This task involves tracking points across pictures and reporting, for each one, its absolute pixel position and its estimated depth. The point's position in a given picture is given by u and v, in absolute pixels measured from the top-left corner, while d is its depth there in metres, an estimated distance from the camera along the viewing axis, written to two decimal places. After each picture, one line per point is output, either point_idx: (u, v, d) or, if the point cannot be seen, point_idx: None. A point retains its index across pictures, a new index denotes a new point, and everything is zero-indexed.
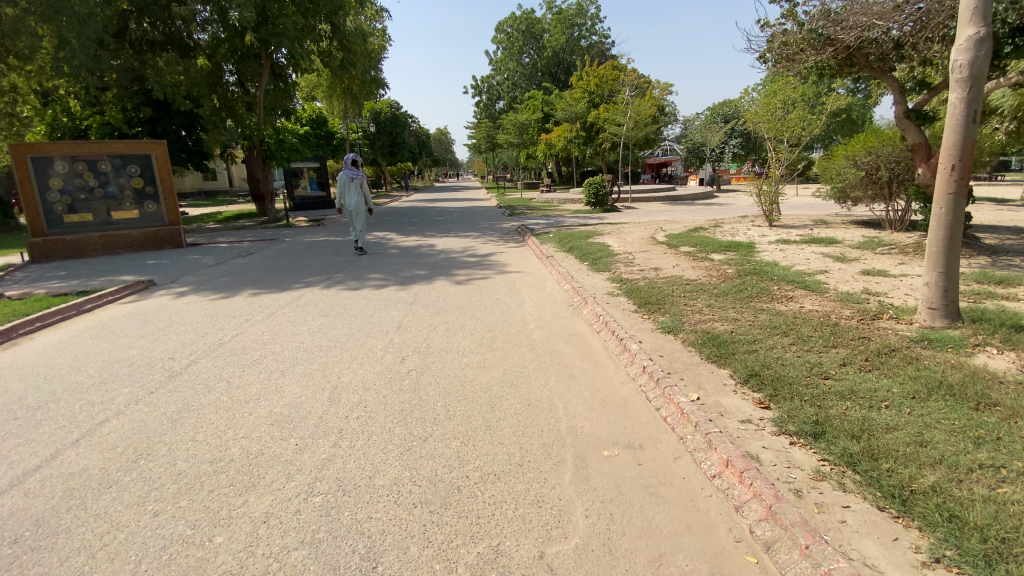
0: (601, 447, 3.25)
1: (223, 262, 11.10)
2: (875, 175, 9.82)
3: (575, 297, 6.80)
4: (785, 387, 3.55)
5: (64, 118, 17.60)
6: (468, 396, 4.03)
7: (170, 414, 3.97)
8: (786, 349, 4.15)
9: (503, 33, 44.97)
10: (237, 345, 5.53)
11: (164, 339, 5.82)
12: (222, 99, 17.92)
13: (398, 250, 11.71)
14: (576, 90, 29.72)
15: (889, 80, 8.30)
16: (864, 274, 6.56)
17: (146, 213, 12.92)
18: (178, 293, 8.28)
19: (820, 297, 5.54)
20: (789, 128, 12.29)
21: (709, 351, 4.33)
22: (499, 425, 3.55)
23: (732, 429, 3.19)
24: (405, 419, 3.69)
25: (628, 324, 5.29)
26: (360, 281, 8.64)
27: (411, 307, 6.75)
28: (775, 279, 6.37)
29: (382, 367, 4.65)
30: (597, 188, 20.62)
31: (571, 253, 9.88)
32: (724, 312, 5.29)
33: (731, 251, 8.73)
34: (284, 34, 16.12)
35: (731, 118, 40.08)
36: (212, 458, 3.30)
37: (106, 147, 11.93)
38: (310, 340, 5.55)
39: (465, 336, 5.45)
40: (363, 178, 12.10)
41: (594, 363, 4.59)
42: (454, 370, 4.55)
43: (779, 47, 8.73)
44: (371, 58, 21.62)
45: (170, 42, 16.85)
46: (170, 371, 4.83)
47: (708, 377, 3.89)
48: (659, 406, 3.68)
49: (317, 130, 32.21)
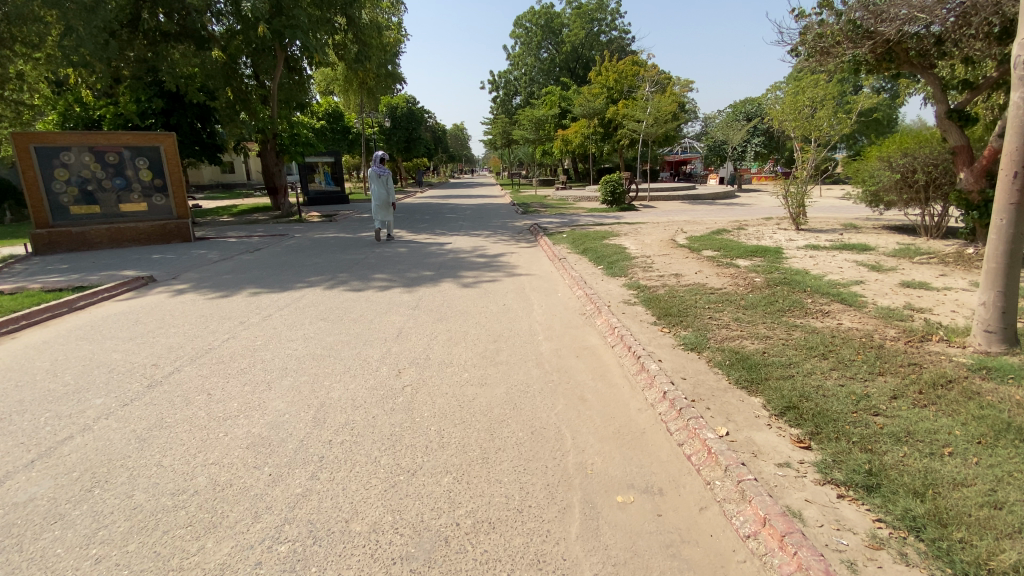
0: (615, 492, 2.82)
1: (228, 258, 10.85)
2: (910, 178, 9.16)
3: (589, 305, 6.35)
4: (830, 425, 3.06)
5: (78, 109, 17.55)
6: (466, 420, 3.62)
7: (139, 432, 3.65)
8: (826, 376, 3.66)
9: (522, 28, 44.48)
10: (225, 351, 5.20)
11: (151, 343, 5.54)
12: (237, 92, 17.75)
13: (406, 249, 11.34)
14: (594, 86, 29.07)
15: (929, 77, 7.58)
16: (904, 286, 6.00)
17: (154, 205, 12.82)
18: (176, 290, 8.04)
19: (859, 313, 5.01)
20: (817, 126, 11.71)
21: (737, 377, 3.85)
22: (498, 459, 3.14)
23: (769, 478, 2.72)
24: (393, 447, 3.29)
25: (646, 339, 4.83)
26: (363, 282, 8.27)
27: (413, 312, 6.37)
28: (808, 290, 5.85)
29: (375, 382, 4.25)
30: (614, 185, 20.07)
31: (585, 255, 9.40)
32: (755, 328, 4.79)
33: (757, 257, 8.18)
34: (298, 26, 15.81)
35: (754, 116, 39.08)
36: (174, 490, 2.97)
37: (116, 139, 11.83)
38: (303, 347, 5.19)
39: (467, 347, 5.05)
40: (388, 177, 12.01)
41: (609, 384, 4.15)
42: (452, 387, 4.15)
43: (813, 40, 7.88)
44: (386, 51, 21.33)
45: (185, 33, 16.40)
46: (149, 380, 4.52)
47: (738, 409, 3.43)
48: (682, 442, 3.23)
49: (333, 124, 32.22)
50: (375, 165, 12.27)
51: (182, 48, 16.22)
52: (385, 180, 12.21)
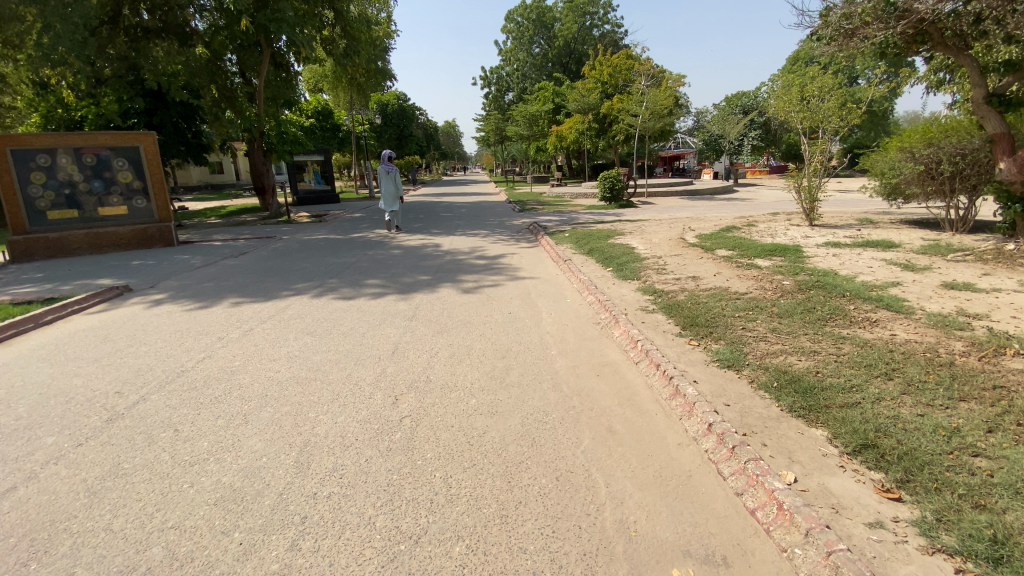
0: (668, 563, 2.28)
1: (212, 263, 10.19)
2: (935, 170, 8.69)
3: (602, 313, 5.80)
4: (925, 474, 2.56)
5: (60, 110, 16.69)
6: (477, 463, 3.05)
7: (89, 482, 3.01)
8: (899, 403, 3.16)
9: (513, 23, 43.72)
10: (199, 375, 4.57)
11: (119, 364, 4.89)
12: (221, 90, 16.93)
13: (400, 250, 10.74)
14: (589, 80, 28.57)
15: (966, 60, 7.35)
16: (948, 288, 5.51)
17: (134, 208, 12.02)
18: (153, 301, 7.39)
19: (910, 321, 4.51)
20: (827, 117, 11.18)
21: (790, 403, 3.32)
22: (520, 518, 2.58)
23: (864, 547, 2.20)
24: (391, 502, 2.72)
25: (674, 354, 4.29)
26: (355, 288, 7.67)
27: (410, 324, 5.79)
28: (846, 294, 5.33)
29: (369, 414, 3.67)
30: (612, 181, 19.47)
31: (592, 256, 8.82)
32: (797, 340, 4.25)
33: (777, 256, 7.69)
34: (283, 19, 14.92)
35: (750, 109, 38.49)
36: (122, 567, 2.37)
37: (94, 139, 11.17)
38: (286, 369, 4.58)
39: (472, 366, 4.47)
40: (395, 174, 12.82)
41: (638, 411, 3.59)
42: (457, 418, 3.57)
43: (839, 22, 7.57)
44: (377, 46, 20.73)
45: (166, 29, 15.47)
46: (110, 414, 3.88)
47: (801, 446, 2.91)
48: (741, 491, 2.68)
49: (322, 123, 31.51)
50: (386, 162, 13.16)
51: (164, 44, 15.32)
52: (393, 177, 13.05)
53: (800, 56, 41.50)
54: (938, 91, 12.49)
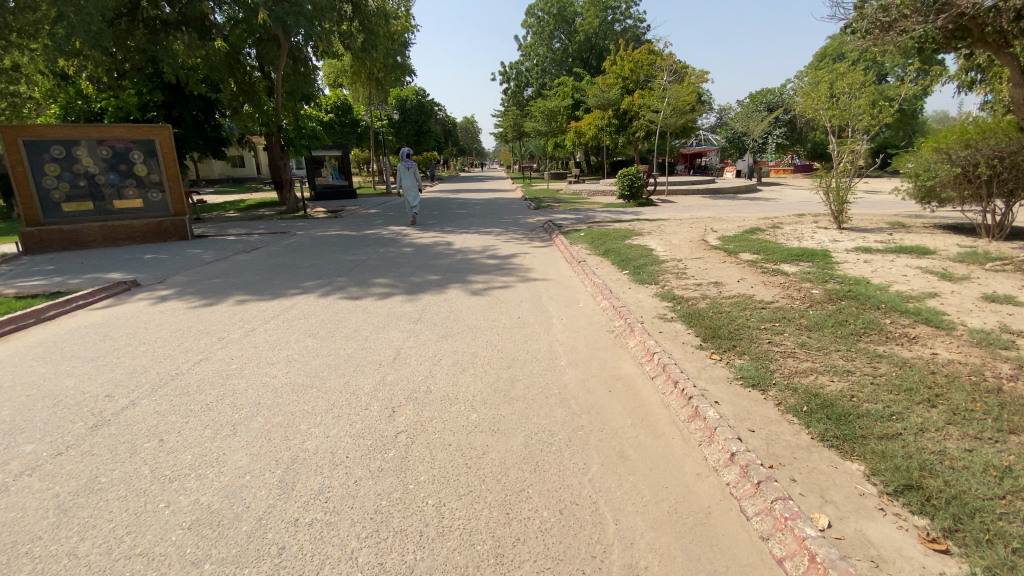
0: None
1: (222, 258, 10.11)
2: (972, 172, 8.13)
3: (617, 320, 5.49)
4: (975, 523, 2.23)
5: (79, 102, 16.84)
6: (474, 490, 2.79)
7: (61, 498, 2.86)
8: (946, 436, 2.80)
9: (534, 18, 43.33)
10: (193, 379, 4.39)
11: (114, 365, 4.76)
12: (240, 84, 16.95)
13: (411, 248, 10.55)
14: (609, 76, 28.10)
15: (1006, 58, 6.73)
16: (988, 300, 5.11)
17: (150, 201, 12.06)
18: (158, 297, 7.30)
19: (951, 338, 4.12)
20: (857, 116, 10.68)
21: (822, 431, 3.01)
22: (517, 558, 2.32)
23: None
24: (377, 534, 2.48)
25: (693, 370, 3.99)
26: (362, 288, 7.47)
27: (415, 327, 5.56)
28: (879, 306, 4.95)
29: (363, 428, 3.44)
30: (631, 180, 19.04)
31: (607, 257, 8.49)
32: (828, 358, 3.91)
33: (803, 262, 7.30)
34: (301, 13, 14.79)
35: (776, 106, 37.54)
36: None
37: (109, 132, 11.14)
38: (283, 375, 4.37)
39: (476, 376, 4.22)
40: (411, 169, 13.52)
41: (653, 434, 3.30)
42: (456, 436, 3.32)
43: (875, 14, 7.06)
44: (395, 41, 20.60)
45: (186, 21, 15.43)
46: (96, 420, 3.73)
47: (833, 483, 2.61)
48: (766, 535, 2.39)
49: (341, 117, 31.61)
50: (403, 158, 13.80)
51: (183, 37, 15.34)
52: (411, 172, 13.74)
53: (828, 52, 40.36)
54: (969, 91, 12.05)
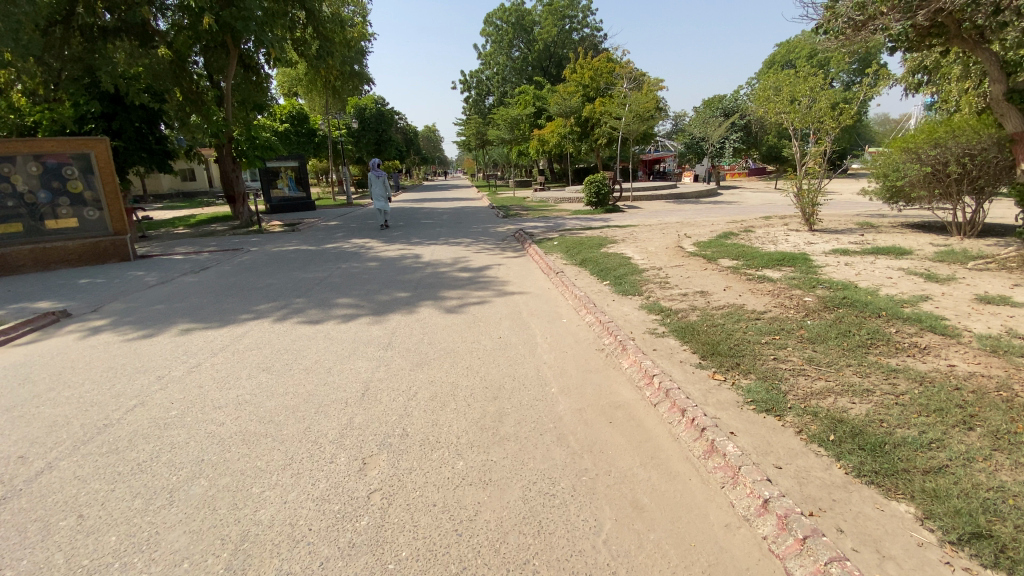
0: None
1: (167, 281, 9.25)
2: (942, 172, 8.26)
3: (606, 338, 5.08)
4: None
5: (10, 115, 15.47)
6: (468, 566, 2.30)
7: None
8: (999, 468, 2.51)
9: (492, 26, 43.21)
10: (126, 431, 3.72)
11: (31, 417, 4.03)
12: (187, 94, 15.74)
13: (377, 263, 9.94)
14: (570, 83, 28.14)
15: (985, 53, 6.86)
16: (982, 302, 5.00)
17: (86, 220, 10.93)
18: (91, 329, 6.47)
19: (963, 347, 3.90)
20: (819, 117, 10.69)
21: (857, 465, 2.67)
22: None
23: None
24: None
25: (699, 395, 3.60)
26: (323, 310, 6.84)
27: (385, 355, 5.01)
28: (879, 314, 4.71)
29: (333, 488, 2.91)
30: (598, 186, 18.96)
31: (585, 268, 8.12)
32: (841, 375, 3.61)
33: (784, 266, 7.13)
34: (251, 18, 13.79)
35: (731, 111, 38.59)
36: None
37: (39, 146, 10.15)
38: (233, 422, 3.76)
39: (458, 413, 3.72)
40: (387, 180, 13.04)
41: (667, 475, 2.90)
42: (440, 493, 2.82)
43: (849, 14, 6.99)
44: (352, 48, 19.92)
45: (126, 28, 14.58)
46: (3, 491, 3.05)
47: (885, 531, 2.26)
48: None
49: (297, 127, 30.82)
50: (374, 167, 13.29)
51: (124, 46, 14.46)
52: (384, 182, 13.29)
53: (778, 60, 41.88)
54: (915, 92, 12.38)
